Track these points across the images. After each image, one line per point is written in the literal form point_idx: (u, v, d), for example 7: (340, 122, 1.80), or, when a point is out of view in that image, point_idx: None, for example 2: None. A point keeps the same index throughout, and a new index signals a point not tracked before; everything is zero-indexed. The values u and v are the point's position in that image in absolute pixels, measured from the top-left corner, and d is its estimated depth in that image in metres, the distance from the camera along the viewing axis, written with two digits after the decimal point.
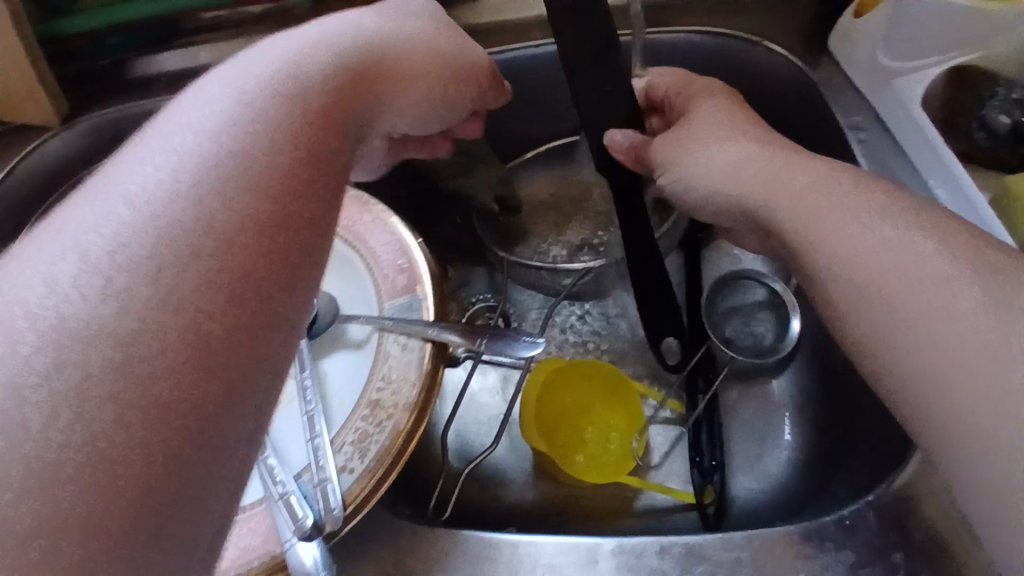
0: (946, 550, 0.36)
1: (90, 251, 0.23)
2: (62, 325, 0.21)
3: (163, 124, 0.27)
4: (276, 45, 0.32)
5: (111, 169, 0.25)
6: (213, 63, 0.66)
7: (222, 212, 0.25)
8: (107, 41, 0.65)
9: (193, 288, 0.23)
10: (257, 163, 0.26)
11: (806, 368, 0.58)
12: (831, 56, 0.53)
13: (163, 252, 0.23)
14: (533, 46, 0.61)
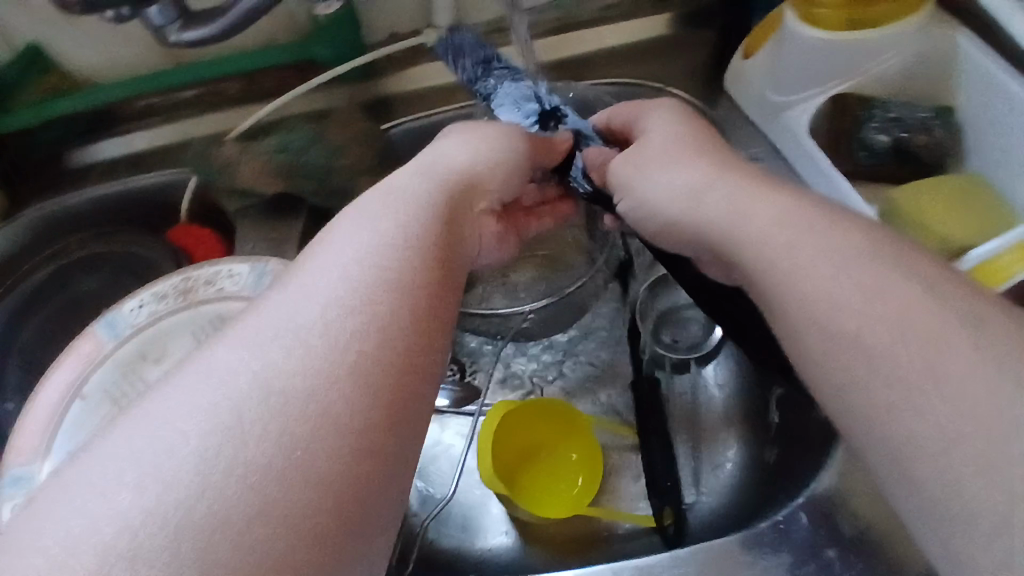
0: (874, 539, 0.38)
1: (284, 370, 0.29)
2: (269, 426, 0.27)
3: (324, 273, 0.33)
4: (402, 189, 0.39)
5: (293, 314, 0.31)
6: (147, 148, 0.68)
7: (390, 343, 0.31)
8: (40, 134, 0.66)
9: (361, 400, 0.29)
10: (408, 299, 0.33)
11: (735, 358, 0.62)
12: (728, 95, 0.58)
13: (340, 372, 0.29)
14: (459, 109, 0.66)
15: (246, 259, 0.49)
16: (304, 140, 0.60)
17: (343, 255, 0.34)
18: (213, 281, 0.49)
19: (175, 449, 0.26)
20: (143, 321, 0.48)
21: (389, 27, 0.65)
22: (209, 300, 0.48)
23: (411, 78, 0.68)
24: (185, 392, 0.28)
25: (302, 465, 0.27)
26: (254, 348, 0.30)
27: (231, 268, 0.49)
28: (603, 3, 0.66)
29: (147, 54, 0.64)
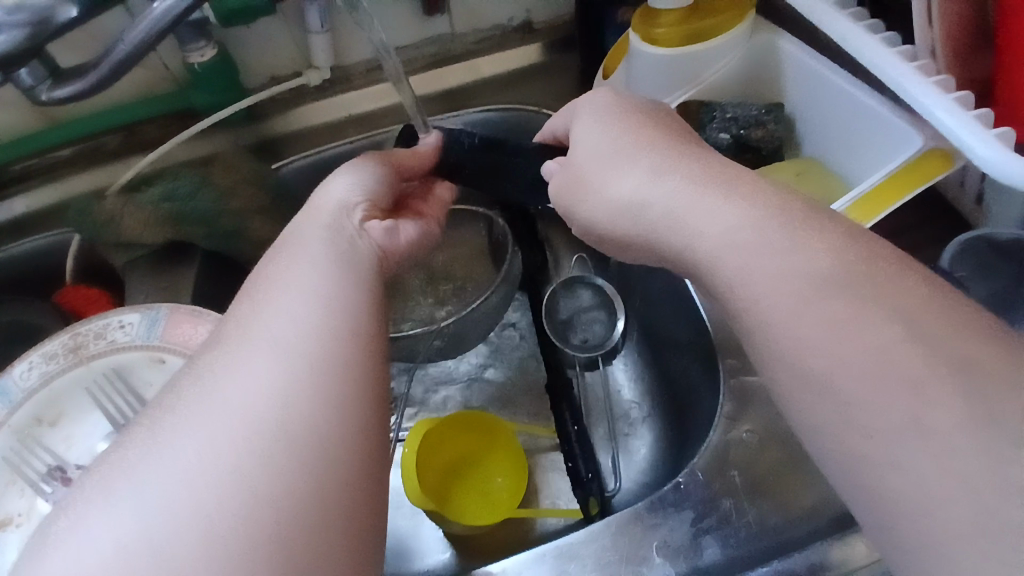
0: (764, 484, 0.42)
1: (242, 418, 0.32)
2: (247, 454, 0.31)
3: (255, 345, 0.35)
4: (311, 228, 0.43)
5: (236, 385, 0.33)
6: (25, 209, 0.65)
7: (336, 398, 0.33)
8: None
9: (325, 411, 0.33)
10: (346, 355, 0.35)
11: (638, 350, 0.67)
12: None
13: (296, 392, 0.33)
14: (349, 141, 0.68)
15: (135, 308, 0.49)
16: (190, 186, 0.60)
17: (269, 298, 0.37)
18: (102, 333, 0.48)
19: (165, 492, 0.29)
20: (33, 385, 0.47)
21: (269, 71, 0.67)
22: (101, 353, 0.48)
23: (296, 120, 0.70)
24: (161, 445, 0.31)
25: (282, 494, 0.30)
26: (213, 394, 0.33)
27: (120, 319, 0.48)
28: (475, 36, 0.71)
29: (14, 116, 0.62)
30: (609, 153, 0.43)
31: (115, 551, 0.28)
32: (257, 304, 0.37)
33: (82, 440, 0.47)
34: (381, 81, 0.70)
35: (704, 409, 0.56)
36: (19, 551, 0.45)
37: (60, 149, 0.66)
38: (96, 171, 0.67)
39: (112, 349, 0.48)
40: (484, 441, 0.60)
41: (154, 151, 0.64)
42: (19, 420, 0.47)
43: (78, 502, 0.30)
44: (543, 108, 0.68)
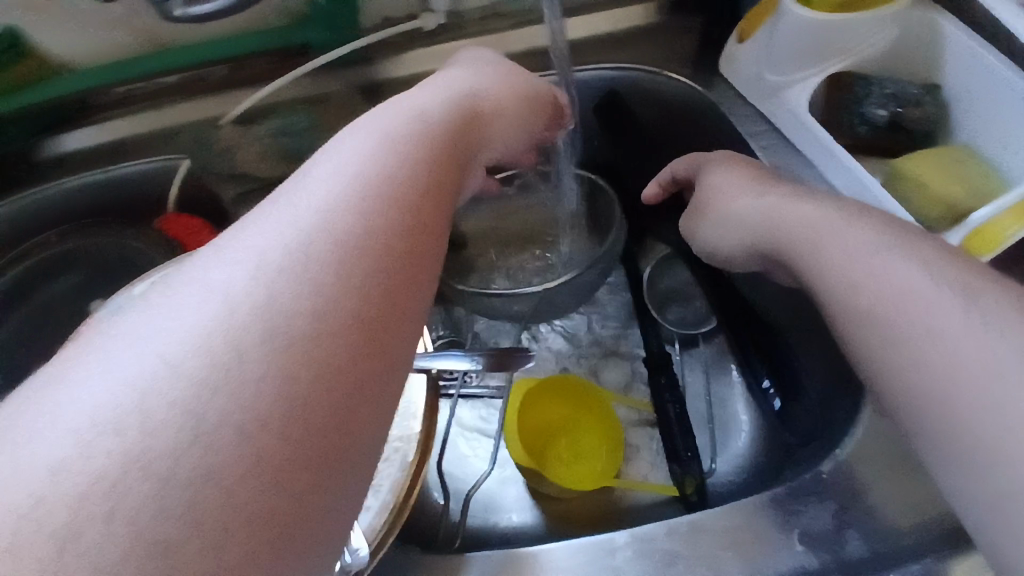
0: (905, 480, 0.40)
1: (253, 285, 0.27)
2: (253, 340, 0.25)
3: (294, 210, 0.30)
4: (396, 109, 0.38)
5: (264, 245, 0.28)
6: (128, 137, 0.65)
7: (359, 291, 0.28)
8: (11, 125, 0.63)
9: (332, 297, 0.28)
10: (387, 250, 0.30)
11: None
12: (723, 78, 0.60)
13: (305, 274, 0.28)
14: None
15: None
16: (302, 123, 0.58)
17: (325, 173, 0.32)
18: None
19: (157, 342, 0.25)
20: None
21: (382, 10, 0.63)
22: None
23: (399, 67, 0.66)
24: (169, 299, 0.27)
25: (271, 380, 0.25)
26: (237, 259, 0.28)
27: None
28: None
29: (123, 38, 0.61)
30: (727, 186, 0.48)
31: (76, 401, 0.24)
32: (310, 170, 0.32)
33: None
34: (494, 31, 0.66)
35: (821, 401, 0.54)
36: None
37: (161, 77, 0.64)
38: (196, 102, 0.66)
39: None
40: (580, 410, 0.61)
41: (262, 90, 0.63)
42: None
43: (79, 342, 0.27)
44: (667, 70, 0.63)
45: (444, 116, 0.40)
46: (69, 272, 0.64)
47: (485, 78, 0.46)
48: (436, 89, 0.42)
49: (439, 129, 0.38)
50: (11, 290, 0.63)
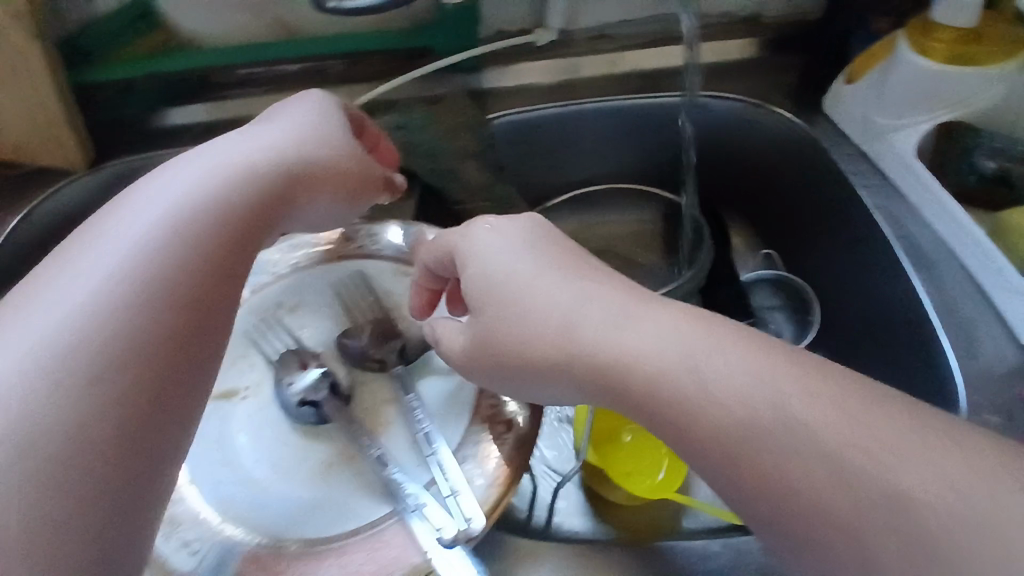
0: None
1: (8, 336, 0.29)
2: (71, 360, 0.28)
3: (59, 266, 0.32)
4: (216, 152, 0.40)
5: (24, 302, 0.30)
6: (245, 116, 0.69)
7: (118, 339, 0.30)
8: (139, 89, 0.68)
9: (67, 341, 0.29)
10: (129, 294, 0.31)
11: None
12: (826, 115, 0.63)
13: (59, 327, 0.29)
14: (556, 106, 0.67)
15: (391, 223, 0.53)
16: (419, 121, 0.61)
17: (129, 227, 0.34)
18: (356, 241, 0.51)
19: None
20: (282, 271, 0.50)
21: (497, 24, 0.67)
22: (352, 256, 0.51)
23: (505, 78, 0.68)
24: None
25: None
26: (70, 284, 0.31)
27: (376, 231, 0.52)
28: (704, 20, 0.68)
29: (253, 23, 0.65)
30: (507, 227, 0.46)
31: None
32: (99, 223, 0.35)
33: (312, 333, 0.48)
34: (601, 52, 0.69)
35: None
36: (245, 420, 0.44)
37: (285, 64, 0.69)
38: (314, 91, 0.69)
39: (365, 256, 0.51)
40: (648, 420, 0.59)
41: (377, 90, 0.65)
42: (262, 297, 0.48)
43: None
44: (767, 103, 0.65)
45: (274, 160, 0.41)
46: None
47: (314, 108, 0.46)
48: (267, 129, 0.43)
49: (252, 176, 0.40)
50: None
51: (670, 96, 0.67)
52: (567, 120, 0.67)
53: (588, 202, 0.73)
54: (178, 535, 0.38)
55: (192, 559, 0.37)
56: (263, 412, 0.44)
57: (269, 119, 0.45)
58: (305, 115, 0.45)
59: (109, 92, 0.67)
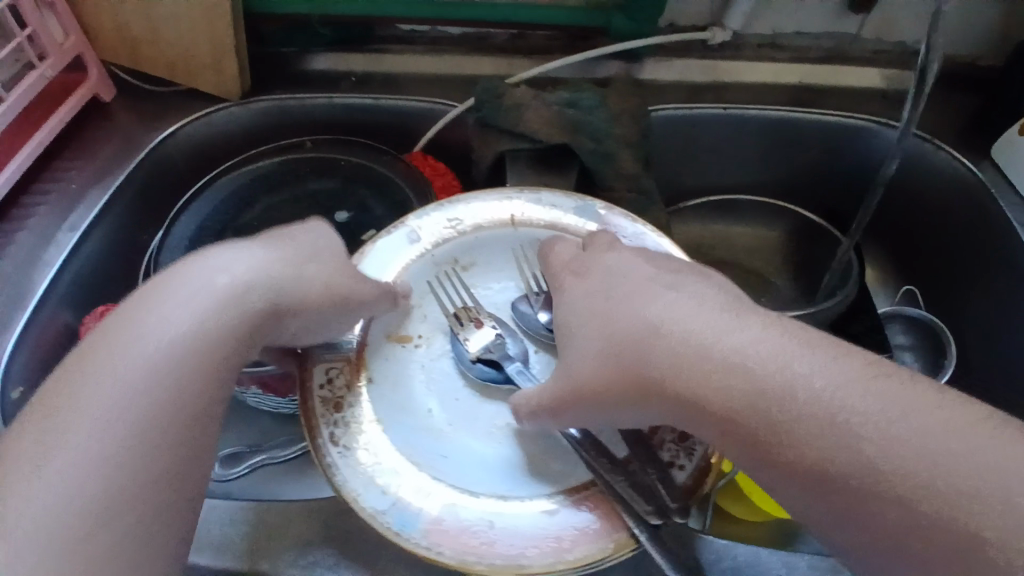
0: None
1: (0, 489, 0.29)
2: (59, 523, 0.28)
3: (61, 400, 0.32)
4: (220, 265, 0.38)
5: (15, 446, 0.30)
6: (401, 72, 0.70)
7: (85, 515, 0.29)
8: (309, 29, 0.70)
9: (50, 511, 0.28)
10: (108, 463, 0.30)
11: None
12: (993, 160, 0.63)
13: (42, 492, 0.29)
14: (721, 107, 0.65)
15: (568, 195, 0.51)
16: (593, 100, 0.61)
17: (127, 367, 0.33)
18: (534, 209, 0.51)
19: None
20: (465, 229, 0.50)
21: (672, 16, 0.67)
22: (529, 224, 0.50)
23: (668, 70, 0.68)
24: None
25: None
26: (57, 436, 0.30)
27: (557, 202, 0.51)
28: (876, 45, 0.68)
29: None
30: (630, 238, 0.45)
31: None
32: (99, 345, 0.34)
33: (490, 293, 0.49)
34: (770, 58, 0.68)
35: None
36: (423, 366, 0.46)
37: (452, 28, 0.70)
38: (474, 57, 0.70)
39: (544, 224, 0.50)
40: None
41: (543, 67, 0.65)
42: (441, 252, 0.49)
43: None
44: (938, 140, 0.64)
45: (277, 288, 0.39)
46: (317, 177, 0.67)
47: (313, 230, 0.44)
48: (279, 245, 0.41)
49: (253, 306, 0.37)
50: (256, 176, 0.67)
51: (841, 114, 0.65)
52: (731, 122, 0.66)
53: (727, 205, 0.72)
54: (375, 474, 0.40)
55: (389, 499, 0.39)
56: (434, 364, 0.46)
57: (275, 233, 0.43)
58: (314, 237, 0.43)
59: (277, 23, 0.69)
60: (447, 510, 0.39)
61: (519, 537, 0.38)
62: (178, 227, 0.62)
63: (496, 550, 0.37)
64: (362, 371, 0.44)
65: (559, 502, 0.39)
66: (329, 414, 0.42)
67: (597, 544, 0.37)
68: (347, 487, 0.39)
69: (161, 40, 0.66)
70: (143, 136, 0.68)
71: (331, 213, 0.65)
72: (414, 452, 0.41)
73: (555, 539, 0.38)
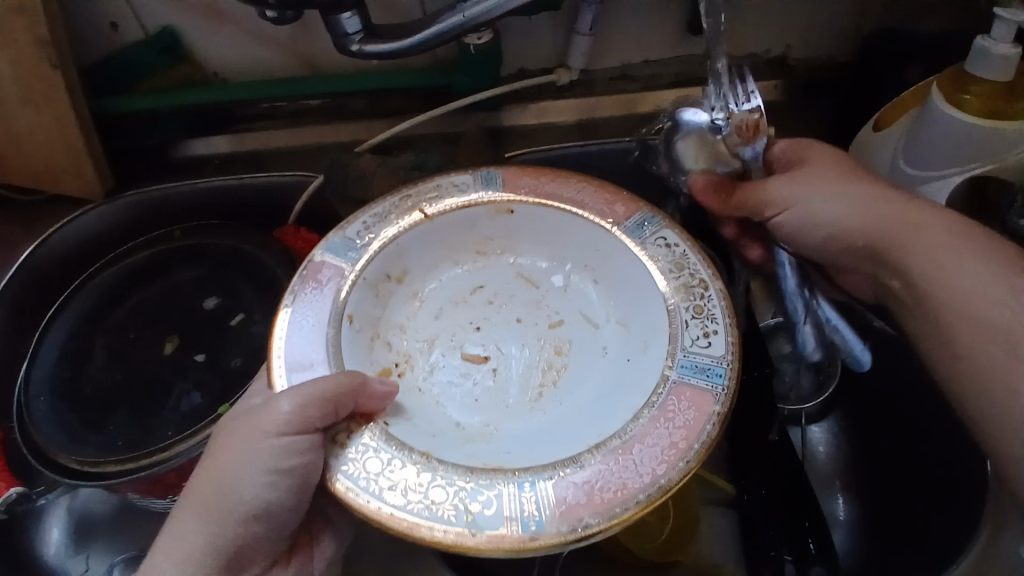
0: None
1: None
2: None
3: None
4: (195, 499, 0.44)
5: None
6: (265, 148, 0.72)
7: None
8: (165, 122, 0.69)
9: None
10: None
11: (844, 422, 0.62)
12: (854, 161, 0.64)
13: None
14: (580, 144, 0.66)
15: (465, 172, 0.57)
16: (440, 159, 0.62)
17: None
18: (440, 196, 0.55)
19: None
20: (386, 237, 0.53)
21: (520, 62, 0.67)
22: (443, 211, 0.55)
23: (525, 115, 0.68)
24: None
25: None
26: None
27: (455, 181, 0.56)
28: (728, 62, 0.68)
29: (280, 59, 0.67)
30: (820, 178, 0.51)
31: None
32: None
33: (438, 291, 0.56)
34: (623, 91, 0.69)
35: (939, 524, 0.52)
36: (409, 387, 0.51)
37: (309, 101, 0.69)
38: (338, 128, 0.71)
39: (457, 205, 0.55)
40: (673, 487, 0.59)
41: (397, 126, 0.65)
42: (371, 273, 0.52)
43: None
44: None
45: (238, 488, 0.43)
46: (186, 266, 0.66)
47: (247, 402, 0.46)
48: (223, 442, 0.45)
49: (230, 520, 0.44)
50: (129, 273, 0.66)
51: None
52: (590, 158, 0.66)
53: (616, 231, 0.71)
54: (466, 503, 0.41)
55: (501, 517, 0.41)
56: (419, 381, 0.52)
57: (219, 433, 0.46)
58: (243, 405, 0.46)
59: (136, 120, 0.68)
60: (560, 487, 0.42)
61: (641, 467, 0.43)
62: (48, 338, 0.62)
63: (632, 489, 0.42)
64: (372, 420, 0.45)
65: (655, 419, 0.44)
66: (375, 481, 0.42)
67: (706, 426, 0.44)
68: (452, 532, 0.40)
69: (17, 151, 0.65)
70: (19, 251, 0.69)
71: (200, 301, 0.64)
72: (478, 460, 0.45)
73: (673, 446, 0.43)
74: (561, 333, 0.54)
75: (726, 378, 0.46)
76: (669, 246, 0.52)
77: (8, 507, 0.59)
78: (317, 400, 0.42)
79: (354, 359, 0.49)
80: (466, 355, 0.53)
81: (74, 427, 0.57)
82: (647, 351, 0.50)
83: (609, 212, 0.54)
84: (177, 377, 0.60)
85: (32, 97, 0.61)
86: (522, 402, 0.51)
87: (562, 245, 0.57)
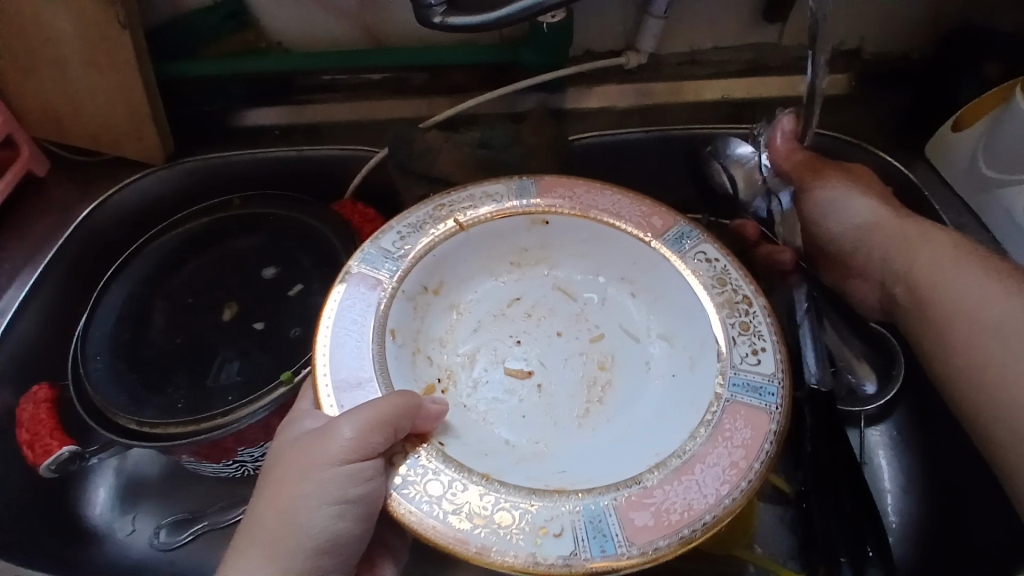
0: None
1: None
2: None
3: None
4: (258, 536, 0.42)
5: None
6: (325, 120, 0.71)
7: None
8: (229, 89, 0.69)
9: None
10: None
11: (905, 424, 0.61)
12: (928, 161, 0.63)
13: None
14: (643, 131, 0.65)
15: (498, 182, 0.55)
16: (504, 138, 0.62)
17: None
18: (470, 205, 0.54)
19: None
20: (418, 251, 0.51)
21: (587, 43, 0.66)
22: (475, 221, 0.53)
23: (588, 97, 0.67)
24: None
25: None
26: None
27: (486, 191, 0.54)
28: (799, 51, 0.67)
29: (344, 29, 0.67)
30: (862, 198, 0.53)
31: None
32: None
33: (477, 305, 0.56)
34: (690, 77, 0.67)
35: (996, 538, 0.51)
36: (457, 403, 0.51)
37: (371, 73, 0.69)
38: (397, 102, 0.70)
39: (491, 216, 0.53)
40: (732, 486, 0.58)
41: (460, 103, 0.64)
42: (410, 286, 0.51)
43: None
44: (866, 143, 0.63)
45: (305, 519, 0.43)
46: (245, 234, 0.67)
47: (290, 429, 0.46)
48: (279, 473, 0.44)
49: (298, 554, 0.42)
50: (189, 239, 0.66)
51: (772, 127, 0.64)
52: (653, 144, 0.65)
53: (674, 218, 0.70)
54: (535, 527, 0.41)
55: (568, 539, 0.40)
56: (465, 398, 0.52)
57: (269, 465, 0.45)
58: (289, 433, 0.46)
59: (198, 86, 0.68)
60: (627, 512, 0.41)
61: (705, 487, 0.42)
62: (106, 298, 0.62)
63: (698, 509, 0.41)
64: (426, 440, 0.45)
65: (711, 438, 0.44)
66: (439, 505, 0.41)
67: (765, 446, 0.43)
68: (522, 555, 0.40)
69: (79, 110, 0.65)
70: (76, 211, 0.69)
71: (259, 270, 0.65)
72: (539, 480, 0.45)
73: (733, 466, 0.43)
74: (603, 347, 0.54)
75: (778, 397, 0.45)
76: (710, 261, 0.51)
77: (60, 467, 0.56)
78: (376, 422, 0.42)
79: (399, 377, 0.48)
80: (510, 370, 0.53)
81: (135, 388, 0.57)
82: (690, 374, 0.49)
83: (645, 223, 0.53)
84: (244, 342, 0.60)
85: (98, 58, 0.61)
86: (572, 418, 0.51)
87: (598, 255, 0.56)
